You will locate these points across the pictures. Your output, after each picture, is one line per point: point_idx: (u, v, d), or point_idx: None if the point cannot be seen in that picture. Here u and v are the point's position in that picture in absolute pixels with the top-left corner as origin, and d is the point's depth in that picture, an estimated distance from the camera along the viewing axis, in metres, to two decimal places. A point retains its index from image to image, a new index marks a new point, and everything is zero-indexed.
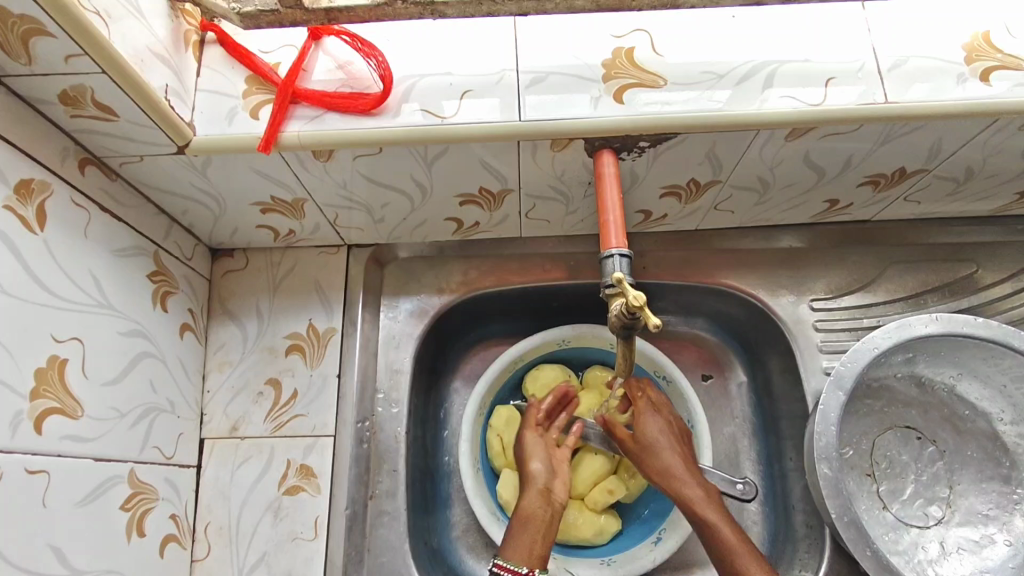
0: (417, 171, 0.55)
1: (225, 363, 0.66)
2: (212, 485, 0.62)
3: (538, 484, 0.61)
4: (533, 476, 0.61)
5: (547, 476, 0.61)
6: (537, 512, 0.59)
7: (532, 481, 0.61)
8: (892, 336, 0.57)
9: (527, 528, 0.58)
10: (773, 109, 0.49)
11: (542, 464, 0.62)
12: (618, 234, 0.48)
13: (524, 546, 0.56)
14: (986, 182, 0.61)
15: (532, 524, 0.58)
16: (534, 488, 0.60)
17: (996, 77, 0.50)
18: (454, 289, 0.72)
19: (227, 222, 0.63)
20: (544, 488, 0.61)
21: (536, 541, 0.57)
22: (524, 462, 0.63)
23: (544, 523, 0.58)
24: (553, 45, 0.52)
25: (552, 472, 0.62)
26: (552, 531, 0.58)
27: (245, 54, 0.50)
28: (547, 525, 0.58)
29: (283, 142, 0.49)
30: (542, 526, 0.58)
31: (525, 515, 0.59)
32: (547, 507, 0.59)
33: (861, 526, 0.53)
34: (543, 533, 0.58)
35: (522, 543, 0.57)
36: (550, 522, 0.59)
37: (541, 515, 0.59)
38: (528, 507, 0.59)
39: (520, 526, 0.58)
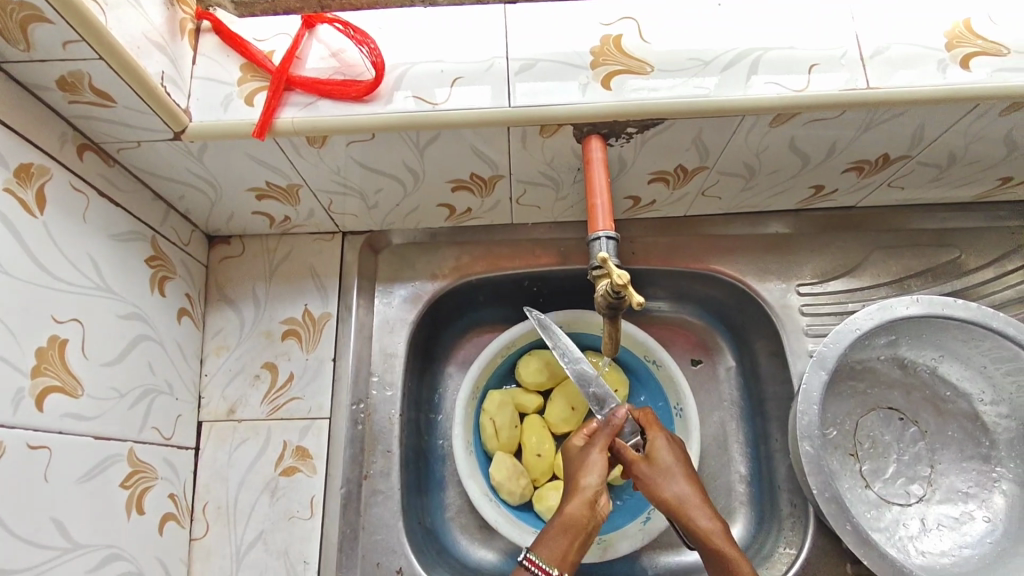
0: (409, 157, 0.56)
1: (222, 347, 0.67)
2: (210, 466, 0.63)
3: (588, 493, 0.53)
4: (584, 486, 0.54)
5: (602, 492, 0.54)
6: (581, 518, 0.53)
7: (582, 489, 0.54)
8: (874, 318, 0.59)
9: (566, 532, 0.52)
10: (757, 95, 0.50)
11: (599, 478, 0.54)
12: (606, 217, 0.50)
13: (556, 550, 0.52)
14: (968, 168, 0.63)
15: (570, 533, 0.52)
16: (582, 497, 0.53)
17: (975, 64, 0.51)
18: (447, 274, 0.73)
19: (224, 208, 0.64)
20: (594, 496, 0.53)
21: (571, 545, 0.52)
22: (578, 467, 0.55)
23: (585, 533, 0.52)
24: (542, 33, 0.53)
25: (606, 485, 0.54)
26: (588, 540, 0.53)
27: (239, 42, 0.51)
28: (586, 533, 0.53)
29: (277, 128, 0.50)
30: (582, 538, 0.52)
31: (568, 522, 0.52)
32: (590, 516, 0.53)
33: (841, 502, 0.55)
34: (581, 539, 0.53)
35: (558, 545, 0.52)
36: (592, 529, 0.53)
37: (582, 526, 0.52)
38: (571, 511, 0.53)
39: (561, 529, 0.52)
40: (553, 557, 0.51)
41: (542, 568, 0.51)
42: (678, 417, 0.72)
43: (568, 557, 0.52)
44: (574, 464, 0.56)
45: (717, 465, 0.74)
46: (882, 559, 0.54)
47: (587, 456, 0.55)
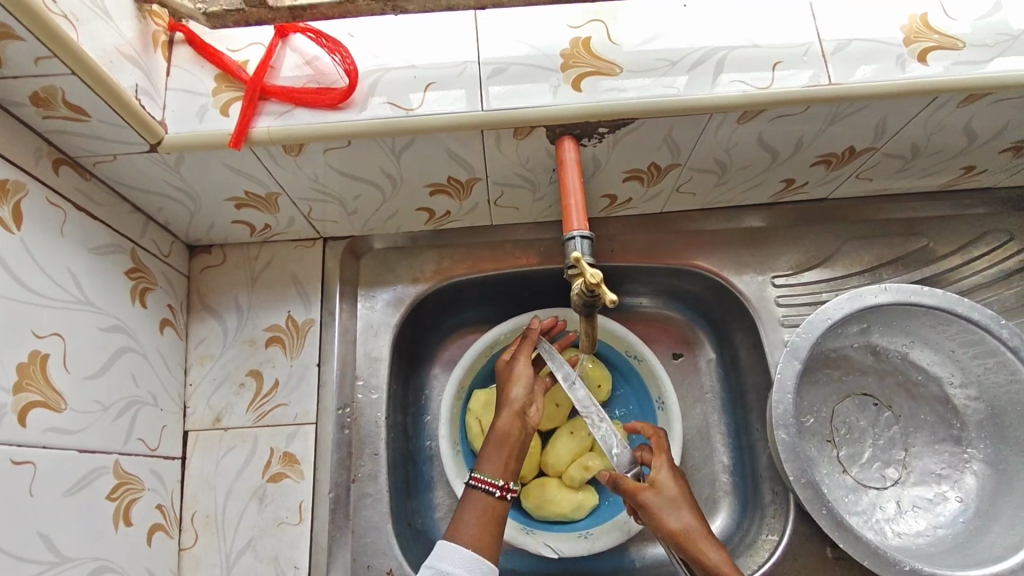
0: (386, 162, 0.57)
1: (206, 356, 0.67)
2: (197, 475, 0.63)
3: (515, 406, 0.60)
4: (511, 399, 0.60)
5: (530, 401, 0.60)
6: (512, 433, 0.58)
7: (512, 401, 0.60)
8: (845, 306, 0.61)
9: (503, 443, 0.58)
10: (724, 93, 0.52)
11: (524, 390, 0.60)
12: (580, 216, 0.51)
13: (499, 463, 0.57)
14: (933, 158, 0.64)
15: (508, 445, 0.58)
16: (511, 409, 0.59)
17: (933, 58, 0.53)
18: (429, 277, 0.73)
19: (203, 218, 0.64)
20: (522, 407, 0.60)
21: (511, 456, 0.57)
22: (507, 383, 0.62)
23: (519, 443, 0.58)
24: (512, 37, 0.54)
25: (533, 398, 0.61)
26: (523, 450, 0.59)
27: (213, 53, 0.52)
28: (520, 444, 0.58)
29: (253, 138, 0.50)
30: (517, 449, 0.58)
31: (502, 434, 0.58)
32: (519, 427, 0.59)
33: (817, 487, 0.56)
34: (518, 451, 0.58)
35: (500, 458, 0.57)
36: (522, 439, 0.59)
37: (515, 437, 0.58)
38: (503, 425, 0.59)
39: (497, 442, 0.58)
40: (497, 471, 0.56)
41: (488, 482, 0.55)
42: (661, 410, 0.73)
43: (508, 467, 0.57)
44: (503, 377, 0.63)
45: (700, 456, 0.76)
46: (858, 541, 0.55)
47: (512, 369, 0.62)
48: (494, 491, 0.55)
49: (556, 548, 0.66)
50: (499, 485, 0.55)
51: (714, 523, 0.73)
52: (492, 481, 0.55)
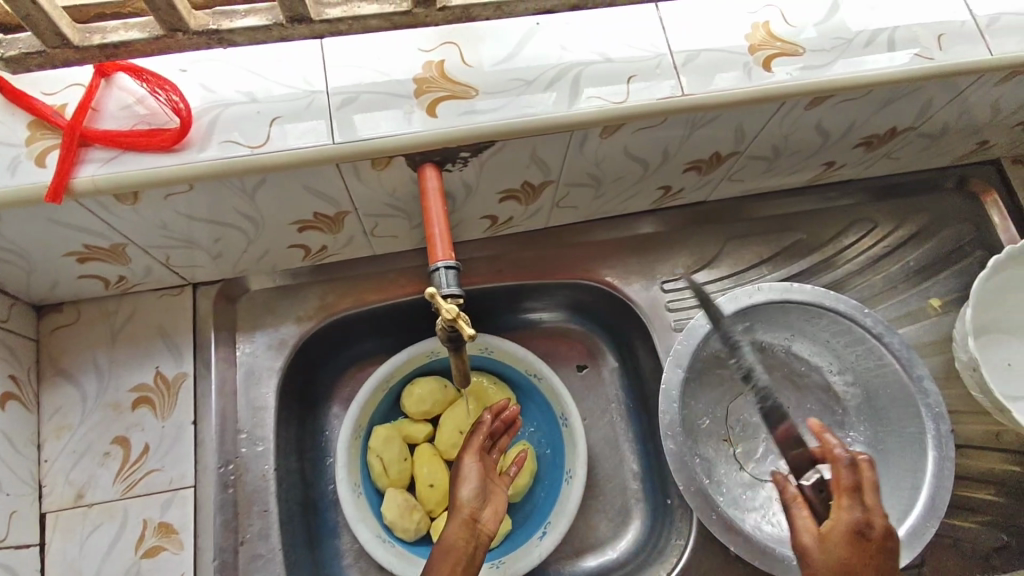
0: (242, 204, 0.53)
1: (63, 427, 0.61)
2: (59, 561, 0.57)
3: (464, 511, 0.56)
4: (460, 504, 0.56)
5: (476, 502, 0.56)
6: (460, 539, 0.54)
7: (459, 506, 0.56)
8: (719, 313, 0.63)
9: (447, 554, 0.53)
10: (581, 110, 0.51)
11: (472, 489, 0.57)
12: (445, 246, 0.48)
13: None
14: (794, 157, 0.67)
15: (454, 553, 0.53)
16: (460, 517, 0.55)
17: (776, 64, 0.55)
18: (313, 315, 0.70)
19: (43, 276, 0.58)
20: (471, 512, 0.56)
21: (458, 567, 0.52)
22: (455, 486, 0.58)
23: (466, 552, 0.53)
24: (362, 64, 0.51)
25: (482, 500, 0.57)
26: (476, 559, 0.54)
27: (23, 97, 0.47)
28: (469, 551, 0.53)
29: (75, 189, 0.46)
30: (464, 555, 0.53)
31: (447, 545, 0.53)
32: (472, 537, 0.54)
33: (705, 494, 0.59)
34: (468, 558, 0.53)
35: (443, 569, 0.52)
36: (471, 547, 0.54)
37: (463, 545, 0.53)
38: (452, 535, 0.54)
39: (442, 556, 0.53)
40: None
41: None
42: (565, 427, 0.72)
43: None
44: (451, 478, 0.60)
45: (609, 467, 0.76)
46: (744, 539, 0.58)
47: (459, 469, 0.59)
48: None
49: None
50: None
51: (626, 534, 0.72)
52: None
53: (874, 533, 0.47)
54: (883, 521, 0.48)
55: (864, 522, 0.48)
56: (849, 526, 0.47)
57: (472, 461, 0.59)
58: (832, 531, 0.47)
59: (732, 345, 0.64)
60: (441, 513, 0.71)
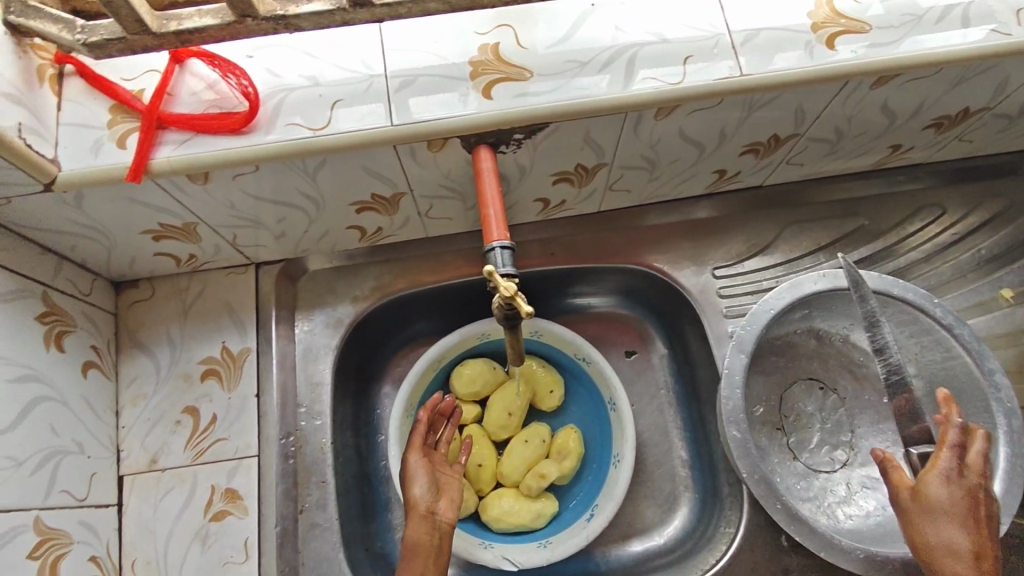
0: (303, 184, 0.55)
1: (139, 396, 0.65)
2: (135, 521, 0.61)
3: (420, 509, 0.56)
4: (414, 501, 0.57)
5: (431, 498, 0.57)
6: (422, 537, 0.55)
7: (414, 504, 0.57)
8: (785, 297, 0.60)
9: (415, 554, 0.54)
10: (636, 92, 0.51)
11: (424, 487, 0.57)
12: (500, 227, 0.49)
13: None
14: (859, 139, 0.64)
15: (422, 553, 0.53)
16: (417, 513, 0.56)
17: (840, 42, 0.53)
18: (369, 295, 0.72)
19: (122, 253, 0.61)
20: (428, 507, 0.56)
21: (429, 565, 0.53)
22: (405, 483, 0.58)
23: (431, 546, 0.54)
24: (419, 47, 0.52)
25: (438, 495, 0.58)
26: (443, 552, 0.55)
27: (106, 84, 0.50)
28: (435, 549, 0.54)
29: (153, 170, 0.48)
30: (431, 550, 0.54)
31: (409, 544, 0.54)
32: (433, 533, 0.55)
33: (770, 483, 0.56)
34: (436, 554, 0.54)
35: (413, 569, 0.53)
36: (438, 541, 0.55)
37: (428, 542, 0.54)
38: (412, 534, 0.55)
39: (408, 556, 0.54)
40: None
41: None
42: (613, 411, 0.72)
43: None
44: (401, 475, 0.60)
45: (657, 453, 0.75)
46: (809, 529, 0.55)
47: (406, 467, 0.59)
48: None
49: (512, 561, 0.65)
50: None
51: (674, 521, 0.72)
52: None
53: (967, 483, 0.46)
54: (980, 476, 0.47)
55: (959, 470, 0.47)
56: (943, 472, 0.47)
57: (419, 457, 0.59)
58: (926, 483, 0.47)
59: (869, 318, 0.56)
60: (489, 493, 0.72)
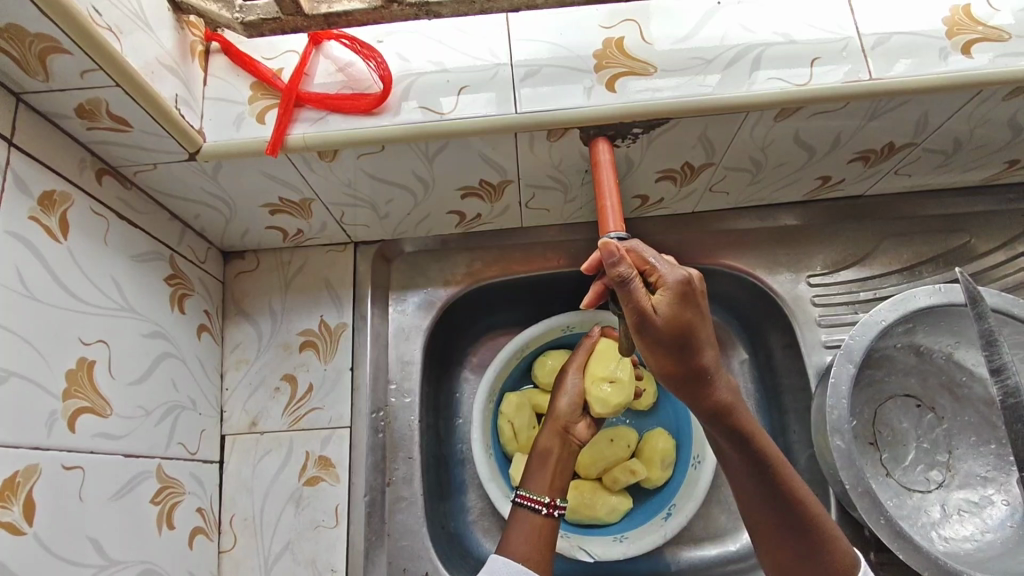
0: (419, 166, 0.57)
1: (241, 361, 0.68)
2: (234, 479, 0.64)
3: (559, 422, 0.63)
4: (558, 413, 0.63)
5: (572, 415, 0.63)
6: (558, 452, 0.61)
7: (556, 415, 0.63)
8: (898, 309, 0.59)
9: (547, 465, 0.60)
10: (761, 91, 0.51)
11: (569, 403, 0.64)
12: (616, 218, 0.50)
13: (546, 482, 0.59)
14: (976, 152, 0.63)
15: (552, 462, 0.60)
16: (555, 424, 0.63)
17: (977, 50, 0.52)
18: (460, 280, 0.73)
19: (238, 224, 0.64)
20: (567, 421, 0.63)
21: (555, 475, 0.59)
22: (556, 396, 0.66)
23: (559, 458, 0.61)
24: (545, 39, 0.54)
25: (577, 414, 0.64)
26: (566, 465, 0.61)
27: (249, 62, 0.52)
28: (564, 462, 0.61)
29: (289, 145, 0.51)
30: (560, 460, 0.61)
31: (546, 453, 0.61)
32: (563, 446, 0.62)
33: (875, 495, 0.55)
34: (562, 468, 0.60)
35: (545, 477, 0.59)
36: (567, 452, 0.61)
37: (559, 452, 0.61)
38: (543, 441, 0.62)
39: (539, 464, 0.60)
40: (543, 489, 0.58)
41: (535, 500, 0.57)
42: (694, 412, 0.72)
43: (555, 485, 0.58)
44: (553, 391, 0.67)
45: None
46: (918, 552, 0.54)
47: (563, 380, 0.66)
48: (540, 509, 0.56)
49: (591, 552, 0.65)
50: (545, 503, 0.56)
51: None
52: (540, 498, 0.57)
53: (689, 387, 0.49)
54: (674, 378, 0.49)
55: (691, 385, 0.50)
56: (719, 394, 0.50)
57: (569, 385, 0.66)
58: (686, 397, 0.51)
59: (984, 336, 0.52)
60: None
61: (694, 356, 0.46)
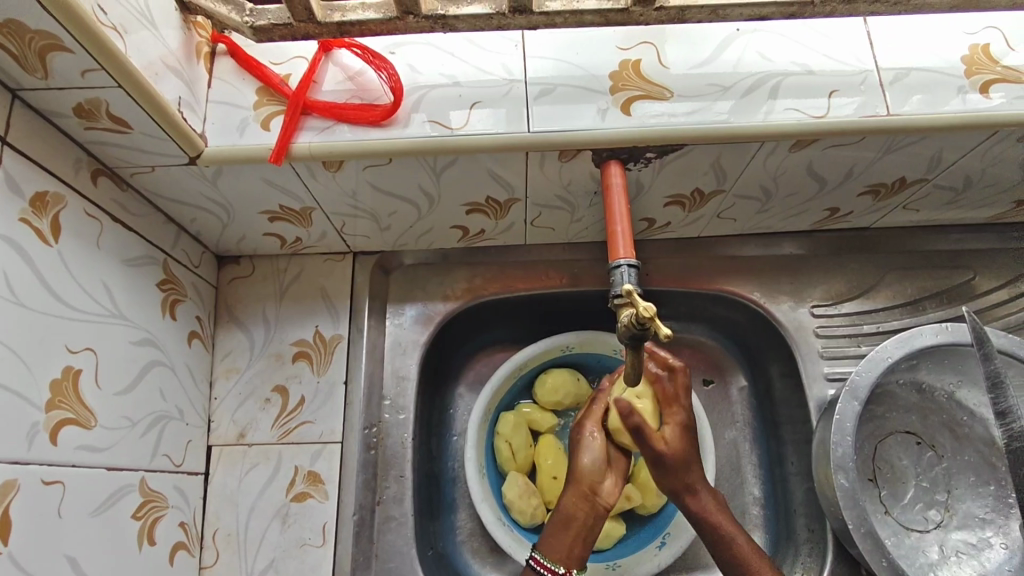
0: (424, 181, 0.55)
1: (231, 370, 0.66)
2: (220, 492, 0.62)
3: (582, 482, 0.53)
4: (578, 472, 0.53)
5: (596, 473, 0.53)
6: (580, 518, 0.52)
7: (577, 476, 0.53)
8: (903, 346, 0.58)
9: (567, 524, 0.52)
10: (777, 121, 0.50)
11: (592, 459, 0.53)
12: (627, 245, 0.49)
13: (561, 547, 0.51)
14: (984, 190, 0.63)
15: (573, 526, 0.52)
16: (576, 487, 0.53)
17: (994, 90, 0.51)
18: (458, 295, 0.72)
19: (236, 229, 0.63)
20: (590, 485, 0.53)
21: (575, 539, 0.52)
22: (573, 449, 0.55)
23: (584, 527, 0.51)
24: (559, 58, 0.53)
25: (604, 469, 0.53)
26: (594, 532, 0.52)
27: (256, 66, 0.51)
28: (587, 528, 0.52)
29: (293, 153, 0.49)
30: (582, 529, 0.51)
31: (566, 516, 0.52)
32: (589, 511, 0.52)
33: (877, 537, 0.54)
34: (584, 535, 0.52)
35: (560, 539, 0.52)
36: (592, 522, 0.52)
37: (579, 518, 0.52)
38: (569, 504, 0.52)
39: (560, 522, 0.52)
40: (558, 555, 0.51)
41: (547, 567, 0.51)
42: None
43: (574, 552, 0.51)
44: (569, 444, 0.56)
45: (730, 488, 0.73)
46: None
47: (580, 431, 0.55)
48: None
49: None
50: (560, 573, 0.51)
51: None
52: (552, 568, 0.50)
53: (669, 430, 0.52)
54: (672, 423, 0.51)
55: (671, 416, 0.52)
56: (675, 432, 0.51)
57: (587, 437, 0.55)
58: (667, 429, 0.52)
59: (991, 378, 0.52)
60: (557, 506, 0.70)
61: (575, 488, 0.53)
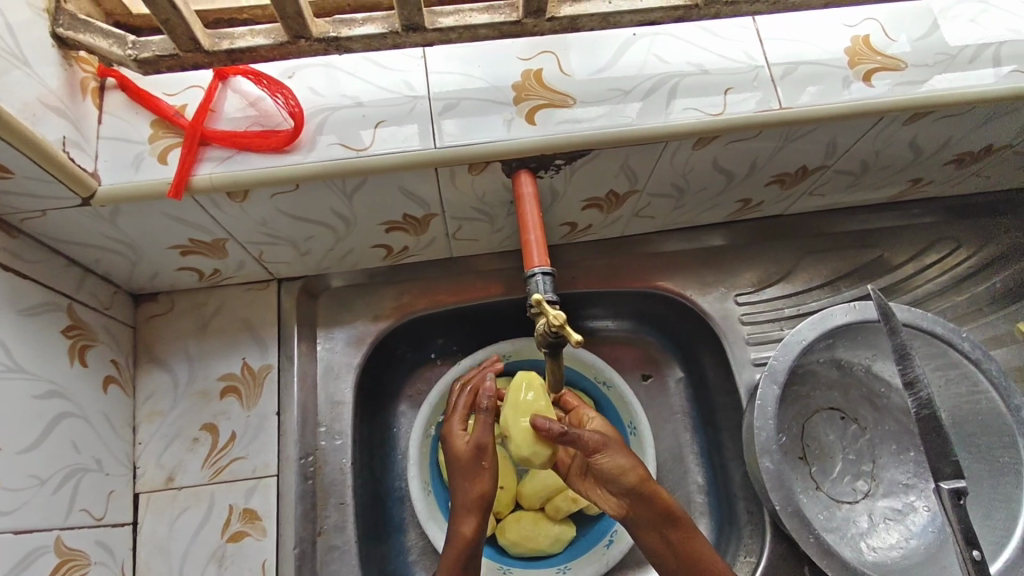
0: (338, 203, 0.55)
1: (155, 413, 0.63)
2: (150, 540, 0.59)
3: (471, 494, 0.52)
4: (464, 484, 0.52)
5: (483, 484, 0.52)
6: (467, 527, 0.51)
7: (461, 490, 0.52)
8: (817, 327, 0.61)
9: (453, 542, 0.51)
10: (678, 121, 0.52)
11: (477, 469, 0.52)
12: (541, 253, 0.49)
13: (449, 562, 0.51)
14: (881, 172, 0.66)
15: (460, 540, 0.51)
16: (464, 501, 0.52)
17: (877, 78, 0.54)
18: (389, 314, 0.71)
19: (146, 266, 0.60)
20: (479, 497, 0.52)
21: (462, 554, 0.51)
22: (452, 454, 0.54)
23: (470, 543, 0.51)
24: (462, 72, 0.53)
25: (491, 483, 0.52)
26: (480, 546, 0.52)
27: (148, 99, 0.49)
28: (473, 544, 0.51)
29: (194, 186, 0.48)
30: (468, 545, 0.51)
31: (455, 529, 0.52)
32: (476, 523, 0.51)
33: (803, 515, 0.56)
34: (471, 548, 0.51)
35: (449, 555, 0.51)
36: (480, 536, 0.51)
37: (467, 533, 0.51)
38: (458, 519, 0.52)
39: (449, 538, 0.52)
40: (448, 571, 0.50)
41: None
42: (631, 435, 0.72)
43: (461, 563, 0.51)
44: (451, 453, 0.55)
45: (674, 479, 0.75)
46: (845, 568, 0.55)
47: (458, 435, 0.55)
48: None
49: None
50: None
51: None
52: None
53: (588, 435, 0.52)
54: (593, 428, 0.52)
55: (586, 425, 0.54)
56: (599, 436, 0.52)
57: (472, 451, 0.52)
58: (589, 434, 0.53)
59: (899, 350, 0.55)
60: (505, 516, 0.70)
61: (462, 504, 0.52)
